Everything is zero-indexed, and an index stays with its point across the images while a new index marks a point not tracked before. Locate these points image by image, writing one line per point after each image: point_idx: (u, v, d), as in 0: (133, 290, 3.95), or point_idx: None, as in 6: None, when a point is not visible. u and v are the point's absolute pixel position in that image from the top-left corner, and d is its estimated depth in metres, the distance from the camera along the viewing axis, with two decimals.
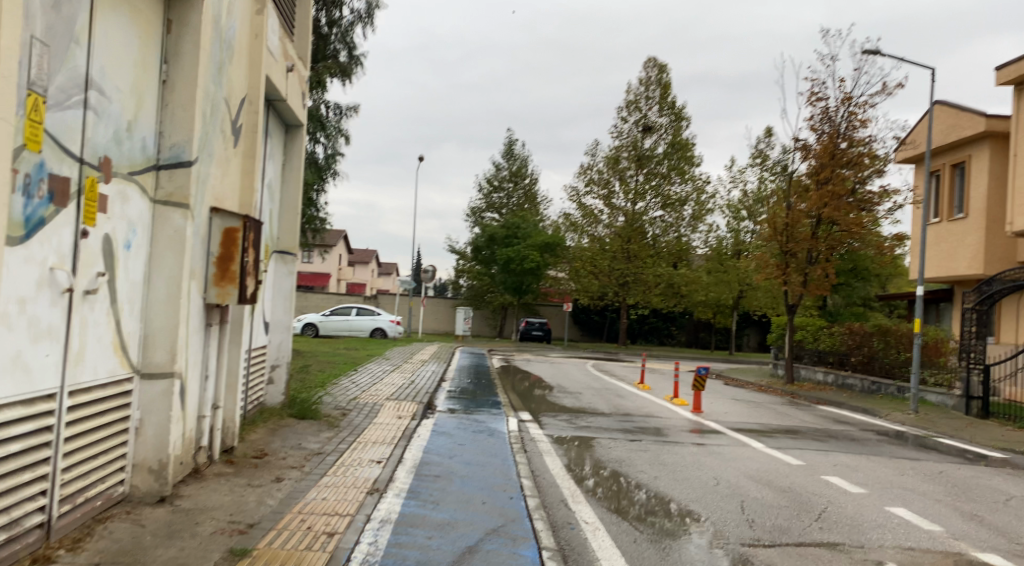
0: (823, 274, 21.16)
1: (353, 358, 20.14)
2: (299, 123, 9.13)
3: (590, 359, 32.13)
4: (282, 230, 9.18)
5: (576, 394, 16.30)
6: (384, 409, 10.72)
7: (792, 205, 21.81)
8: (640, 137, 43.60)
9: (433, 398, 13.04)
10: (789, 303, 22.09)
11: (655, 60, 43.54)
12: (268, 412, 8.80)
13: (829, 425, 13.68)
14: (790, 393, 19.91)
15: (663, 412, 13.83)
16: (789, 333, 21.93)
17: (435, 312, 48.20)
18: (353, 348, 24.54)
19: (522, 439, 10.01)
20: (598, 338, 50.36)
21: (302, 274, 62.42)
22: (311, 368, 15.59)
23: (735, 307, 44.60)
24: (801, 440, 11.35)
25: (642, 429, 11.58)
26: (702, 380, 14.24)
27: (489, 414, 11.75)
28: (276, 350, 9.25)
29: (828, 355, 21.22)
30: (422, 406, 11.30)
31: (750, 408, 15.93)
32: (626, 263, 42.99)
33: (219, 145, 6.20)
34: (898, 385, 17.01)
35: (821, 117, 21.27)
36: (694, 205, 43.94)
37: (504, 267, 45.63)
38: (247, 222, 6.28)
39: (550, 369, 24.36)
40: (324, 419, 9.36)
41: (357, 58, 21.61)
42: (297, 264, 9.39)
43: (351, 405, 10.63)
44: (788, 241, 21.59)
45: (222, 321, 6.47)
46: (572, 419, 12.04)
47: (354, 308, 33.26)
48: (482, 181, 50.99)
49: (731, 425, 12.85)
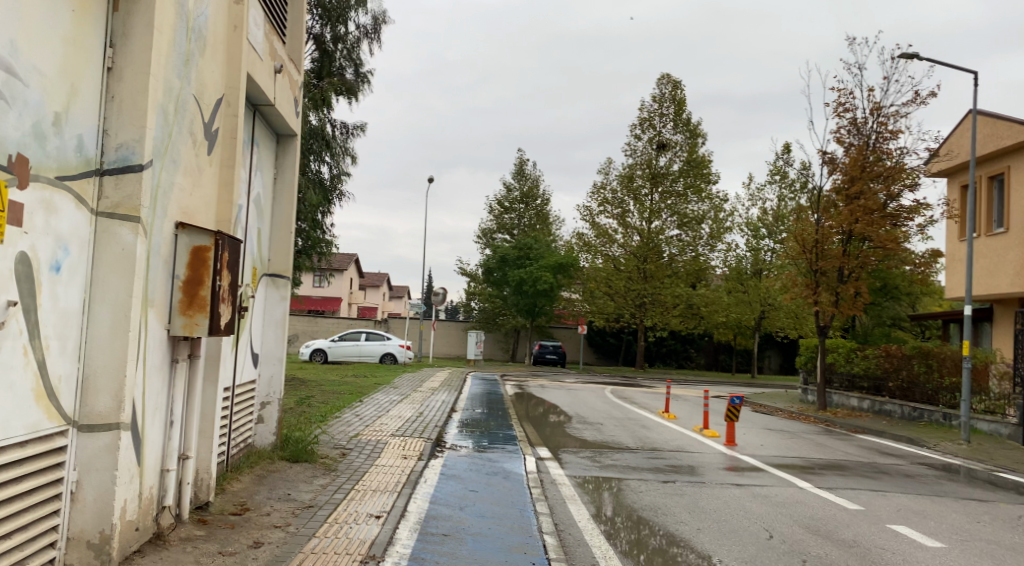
0: (854, 293, 20.09)
1: (360, 386, 19.18)
2: (291, 132, 8.27)
3: (607, 383, 31.06)
4: (272, 251, 8.26)
5: (598, 425, 15.25)
6: (388, 447, 9.72)
7: (820, 221, 20.75)
8: (655, 154, 42.74)
9: (443, 432, 12.04)
10: (820, 325, 20.97)
11: (669, 77, 42.82)
12: (255, 456, 7.82)
13: (876, 457, 12.57)
14: (822, 421, 18.77)
15: (694, 446, 12.77)
16: (820, 357, 20.82)
17: (447, 336, 47.29)
18: (362, 375, 23.60)
19: (542, 482, 8.97)
20: (614, 361, 49.23)
21: (313, 299, 61.72)
22: (313, 400, 14.64)
23: (756, 328, 43.45)
24: (851, 478, 10.27)
25: (672, 468, 10.52)
26: (736, 411, 13.23)
27: (504, 451, 10.72)
28: (265, 386, 8.28)
29: (861, 379, 20.10)
30: (431, 444, 10.30)
31: (786, 439, 14.83)
32: (642, 284, 42.03)
33: (186, 151, 5.31)
34: (945, 413, 16.00)
35: (849, 128, 20.30)
36: (711, 223, 42.80)
37: (517, 289, 44.73)
38: (220, 240, 5.35)
39: (567, 395, 23.28)
40: (318, 463, 8.36)
41: (364, 75, 20.91)
42: (290, 289, 8.45)
43: (352, 444, 9.63)
44: (817, 259, 20.53)
45: (192, 356, 5.53)
46: (596, 456, 10.98)
47: (364, 333, 32.37)
48: (494, 203, 50.24)
49: (769, 460, 11.77)
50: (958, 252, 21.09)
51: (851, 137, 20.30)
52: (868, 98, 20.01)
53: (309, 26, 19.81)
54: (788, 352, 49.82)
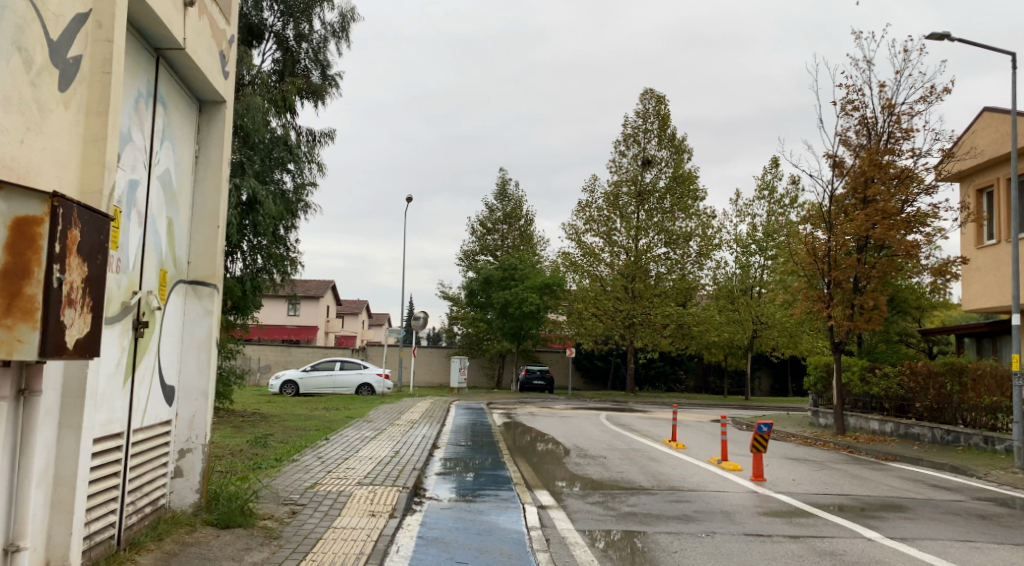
0: (873, 305, 18.40)
1: (329, 420, 17.11)
2: (217, 97, 6.44)
3: (600, 409, 29.18)
4: (191, 252, 6.40)
5: (600, 459, 13.31)
6: (352, 502, 7.70)
7: (831, 228, 19.12)
8: (640, 171, 41.35)
9: (422, 476, 10.05)
10: (834, 341, 19.26)
11: (653, 91, 41.57)
12: (166, 524, 5.78)
13: (930, 493, 10.73)
14: (844, 447, 16.95)
15: (718, 484, 10.88)
16: (836, 377, 19.06)
17: (428, 363, 45.14)
18: (333, 408, 21.47)
19: (549, 543, 6.99)
20: (602, 385, 47.35)
21: (288, 328, 59.37)
22: (270, 439, 12.56)
23: (750, 347, 41.83)
24: (921, 523, 8.45)
25: (703, 514, 8.58)
26: (764, 441, 11.37)
27: (497, 500, 8.74)
28: (184, 428, 6.30)
29: (882, 400, 18.48)
30: (406, 492, 8.30)
31: (815, 470, 13.01)
32: (631, 304, 40.30)
33: (8, 71, 3.44)
34: (986, 436, 14.38)
35: (858, 127, 18.92)
36: (700, 240, 41.21)
37: (501, 311, 42.91)
38: (59, 206, 3.44)
39: (559, 424, 21.33)
40: (255, 530, 6.32)
41: (331, 78, 19.04)
42: (218, 301, 6.50)
43: (304, 499, 7.60)
44: (830, 269, 18.88)
45: (22, 392, 3.60)
46: (608, 502, 9.04)
47: (338, 361, 30.18)
48: (475, 224, 48.55)
49: (810, 500, 9.92)
50: (978, 260, 19.56)
51: (860, 136, 18.88)
52: (879, 95, 18.59)
53: (269, 23, 18.14)
54: (778, 373, 48.34)
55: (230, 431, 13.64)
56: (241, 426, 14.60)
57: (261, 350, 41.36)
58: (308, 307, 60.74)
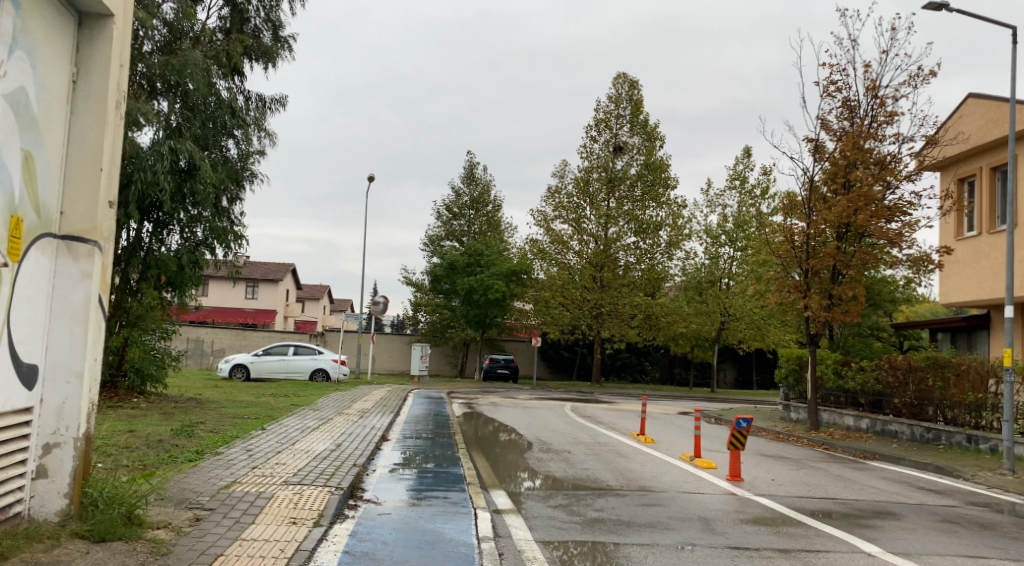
0: (853, 296, 17.61)
1: (273, 408, 15.87)
2: (100, 8, 5.18)
3: (564, 400, 28.25)
4: (66, 202, 5.16)
5: (564, 455, 12.26)
6: (272, 506, 6.51)
7: (811, 216, 18.29)
8: (611, 157, 40.48)
9: (363, 473, 8.91)
10: (811, 333, 18.50)
11: (626, 76, 40.59)
12: (13, 540, 4.54)
13: (921, 497, 9.86)
14: (818, 444, 16.21)
15: (692, 485, 9.90)
16: (811, 371, 18.30)
17: (390, 350, 43.84)
18: (282, 395, 20.18)
19: (502, 558, 5.89)
20: (567, 375, 46.53)
21: (246, 312, 57.55)
22: (198, 428, 11.32)
23: (717, 339, 41.27)
24: (921, 534, 7.53)
25: (678, 521, 7.58)
26: (743, 438, 10.40)
27: (445, 503, 7.61)
28: (52, 418, 5.05)
29: (857, 395, 17.77)
30: (338, 495, 7.15)
31: (794, 469, 12.13)
32: (598, 293, 39.41)
33: None
34: (969, 435, 13.67)
35: (841, 109, 18.12)
36: (670, 229, 40.37)
37: (466, 298, 41.72)
38: None
39: (522, 414, 20.31)
40: (139, 544, 5.10)
41: (285, 39, 17.56)
42: (101, 261, 5.25)
43: (214, 503, 6.41)
44: (809, 257, 18.10)
45: None
46: (573, 506, 7.96)
47: (292, 346, 28.84)
48: (442, 208, 47.27)
49: (795, 505, 8.97)
50: (957, 252, 18.94)
51: (842, 119, 18.08)
52: (863, 77, 17.82)
53: None
54: (743, 365, 47.93)
55: (157, 419, 12.37)
56: (171, 413, 13.34)
57: (215, 334, 39.71)
58: (267, 290, 58.91)
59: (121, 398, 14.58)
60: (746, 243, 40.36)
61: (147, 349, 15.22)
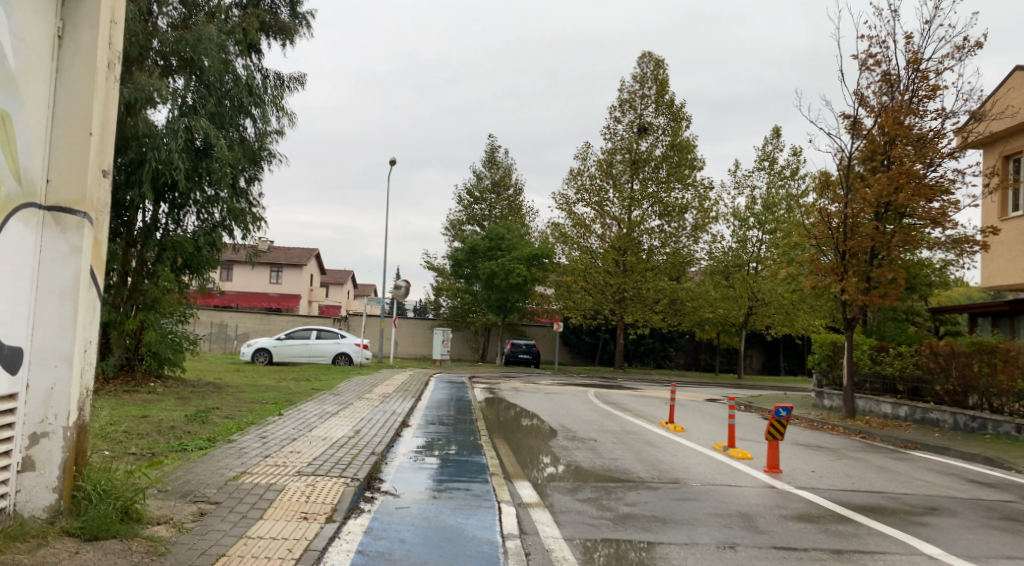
0: (891, 278, 16.84)
1: (291, 393, 15.54)
2: None
3: (588, 386, 27.76)
4: (53, 170, 4.74)
5: (591, 443, 11.76)
6: (282, 499, 6.08)
7: (850, 194, 17.49)
8: (636, 138, 39.67)
9: (382, 463, 8.47)
10: (846, 317, 17.76)
11: (651, 55, 39.67)
12: None
13: (974, 492, 9.22)
14: (856, 432, 15.54)
15: (728, 476, 9.35)
16: (846, 356, 17.56)
17: (411, 335, 43.57)
18: (303, 379, 19.89)
19: (529, 559, 5.40)
20: (590, 360, 46.00)
21: (270, 297, 57.63)
22: (212, 414, 10.97)
23: (743, 325, 40.47)
24: (982, 534, 6.93)
25: (716, 517, 7.05)
26: (781, 427, 9.83)
27: (468, 496, 7.15)
28: (39, 405, 4.65)
29: (895, 382, 17.04)
30: (353, 486, 6.70)
31: (833, 460, 11.51)
32: (622, 278, 38.73)
33: None
34: (1018, 425, 12.96)
35: (881, 82, 17.30)
36: (696, 212, 39.54)
37: (487, 283, 41.13)
38: None
39: (546, 400, 19.83)
40: (135, 543, 4.69)
41: (302, 16, 17.04)
42: (90, 233, 4.82)
43: (220, 496, 6.00)
44: (846, 238, 17.33)
45: None
46: (604, 500, 7.46)
47: (314, 330, 28.59)
48: (463, 192, 46.76)
49: (840, 499, 8.39)
50: (1002, 233, 18.07)
51: (882, 94, 17.27)
52: (904, 49, 16.96)
53: None
54: (770, 350, 47.06)
55: (172, 405, 12.06)
56: (188, 398, 13.05)
57: (238, 318, 39.66)
58: (290, 275, 58.88)
59: (138, 382, 14.30)
60: (774, 226, 39.39)
61: (164, 333, 14.98)
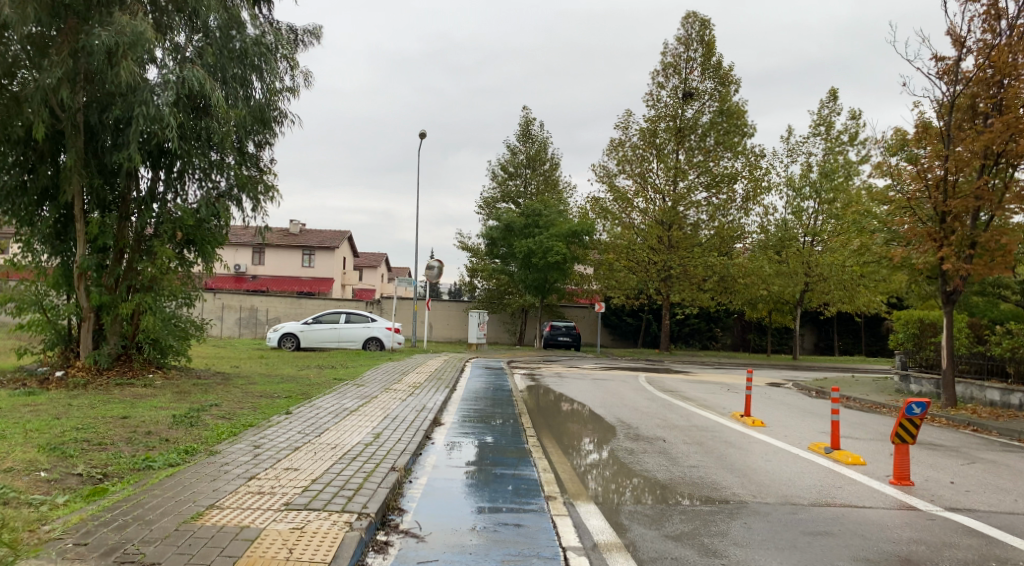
0: (1001, 244, 14.27)
1: (310, 383, 13.79)
2: None
3: (638, 369, 25.69)
4: None
5: (662, 445, 9.70)
6: (251, 555, 4.14)
7: (953, 146, 14.94)
8: (680, 105, 37.21)
9: (403, 482, 6.54)
10: (946, 290, 15.25)
11: (696, 14, 37.02)
12: None
13: None
14: (963, 425, 13.20)
15: (849, 494, 7.26)
16: (945, 336, 15.10)
17: (446, 317, 41.82)
18: (327, 367, 18.17)
19: None
20: (633, 342, 43.88)
21: (302, 281, 56.30)
22: (206, 415, 9.21)
23: (798, 303, 37.97)
24: None
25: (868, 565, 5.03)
26: (913, 428, 7.67)
27: (520, 536, 5.18)
28: None
29: (1005, 364, 14.61)
30: (359, 529, 4.76)
31: (961, 461, 9.33)
32: (667, 254, 36.39)
33: None
34: None
35: (985, 13, 14.73)
36: (747, 182, 36.86)
37: (523, 262, 38.65)
38: None
39: (594, 388, 17.83)
40: None
41: None
42: None
43: (160, 553, 4.10)
44: (947, 199, 14.87)
45: None
46: (707, 539, 5.42)
47: (343, 313, 26.90)
48: (497, 167, 44.73)
49: (1012, 525, 6.28)
50: None
51: (987, 29, 14.72)
52: None
53: None
54: (824, 329, 44.35)
55: (167, 402, 10.32)
56: (187, 392, 11.38)
57: (269, 302, 38.22)
58: (323, 258, 57.44)
59: (136, 373, 12.71)
60: (833, 195, 36.67)
61: (165, 317, 13.20)
